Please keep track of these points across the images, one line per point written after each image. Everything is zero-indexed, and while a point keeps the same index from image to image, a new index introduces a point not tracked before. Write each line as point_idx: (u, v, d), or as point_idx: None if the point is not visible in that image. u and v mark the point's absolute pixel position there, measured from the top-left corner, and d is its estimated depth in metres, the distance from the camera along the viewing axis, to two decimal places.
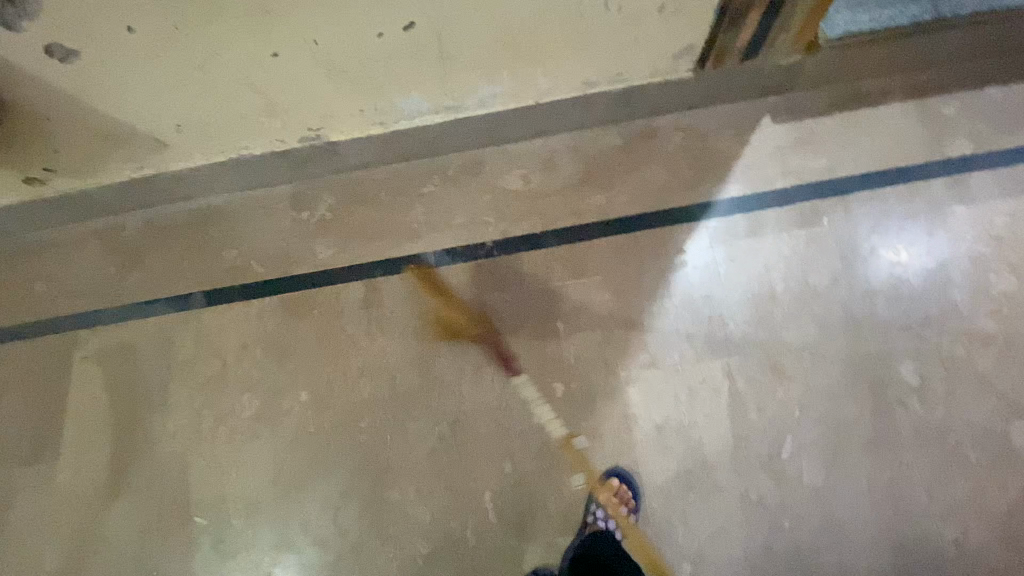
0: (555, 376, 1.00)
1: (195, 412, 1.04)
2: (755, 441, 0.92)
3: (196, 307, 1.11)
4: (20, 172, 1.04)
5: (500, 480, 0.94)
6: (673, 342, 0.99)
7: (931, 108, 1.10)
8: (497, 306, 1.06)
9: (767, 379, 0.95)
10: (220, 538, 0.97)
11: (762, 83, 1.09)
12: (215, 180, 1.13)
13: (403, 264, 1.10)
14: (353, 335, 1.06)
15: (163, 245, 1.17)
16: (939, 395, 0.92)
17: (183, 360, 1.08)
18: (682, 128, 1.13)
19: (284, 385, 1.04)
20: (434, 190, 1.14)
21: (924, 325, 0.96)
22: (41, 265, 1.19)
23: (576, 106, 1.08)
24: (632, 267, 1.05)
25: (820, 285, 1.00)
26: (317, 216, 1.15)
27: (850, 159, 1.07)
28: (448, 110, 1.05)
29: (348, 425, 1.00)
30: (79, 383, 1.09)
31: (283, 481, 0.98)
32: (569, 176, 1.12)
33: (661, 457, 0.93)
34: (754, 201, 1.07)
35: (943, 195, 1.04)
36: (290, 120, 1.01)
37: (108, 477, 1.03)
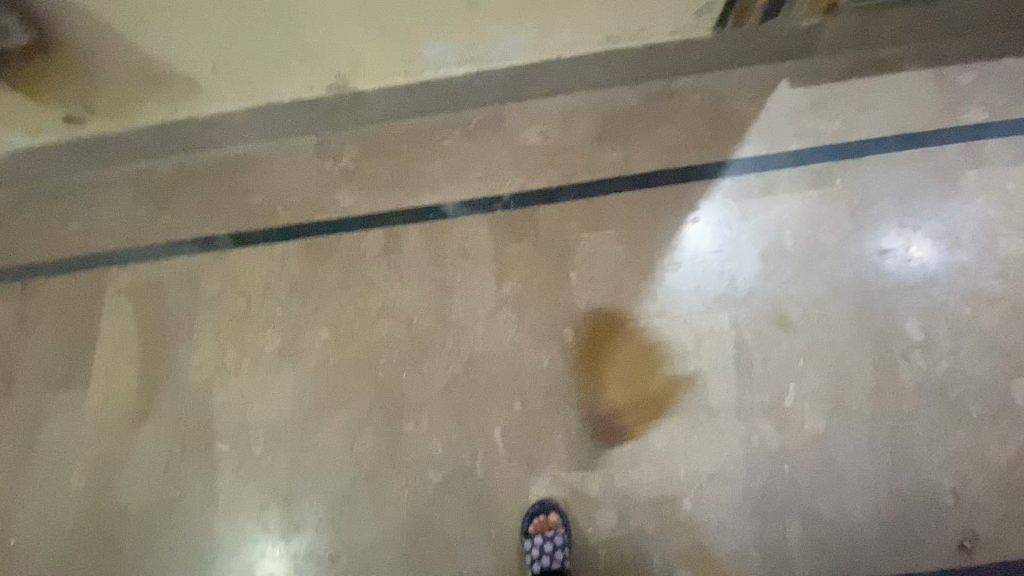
0: (567, 322, 1.03)
1: (219, 345, 1.09)
2: (759, 388, 0.94)
3: (222, 248, 1.15)
4: (62, 111, 1.09)
5: (509, 417, 0.98)
6: (682, 293, 1.02)
7: (948, 76, 1.11)
8: (511, 255, 1.09)
9: (774, 331, 0.97)
10: (239, 463, 1.01)
11: (780, 47, 1.11)
12: (244, 126, 1.17)
13: (422, 212, 1.14)
14: (371, 278, 1.10)
15: (192, 189, 1.21)
16: (942, 350, 0.94)
17: (209, 297, 1.12)
18: (699, 90, 1.15)
19: (304, 322, 1.08)
20: (455, 144, 1.17)
21: (931, 284, 0.98)
22: (76, 205, 1.24)
23: (596, 63, 1.11)
24: (646, 221, 1.08)
25: (830, 243, 1.02)
26: (341, 165, 1.18)
27: (864, 123, 1.09)
28: (471, 62, 1.08)
29: (366, 361, 1.04)
30: (111, 315, 1.14)
31: (301, 411, 1.02)
32: (587, 133, 1.15)
33: (665, 401, 0.96)
34: (768, 161, 1.09)
35: (955, 160, 1.05)
36: (319, 66, 1.05)
37: (134, 403, 1.07)
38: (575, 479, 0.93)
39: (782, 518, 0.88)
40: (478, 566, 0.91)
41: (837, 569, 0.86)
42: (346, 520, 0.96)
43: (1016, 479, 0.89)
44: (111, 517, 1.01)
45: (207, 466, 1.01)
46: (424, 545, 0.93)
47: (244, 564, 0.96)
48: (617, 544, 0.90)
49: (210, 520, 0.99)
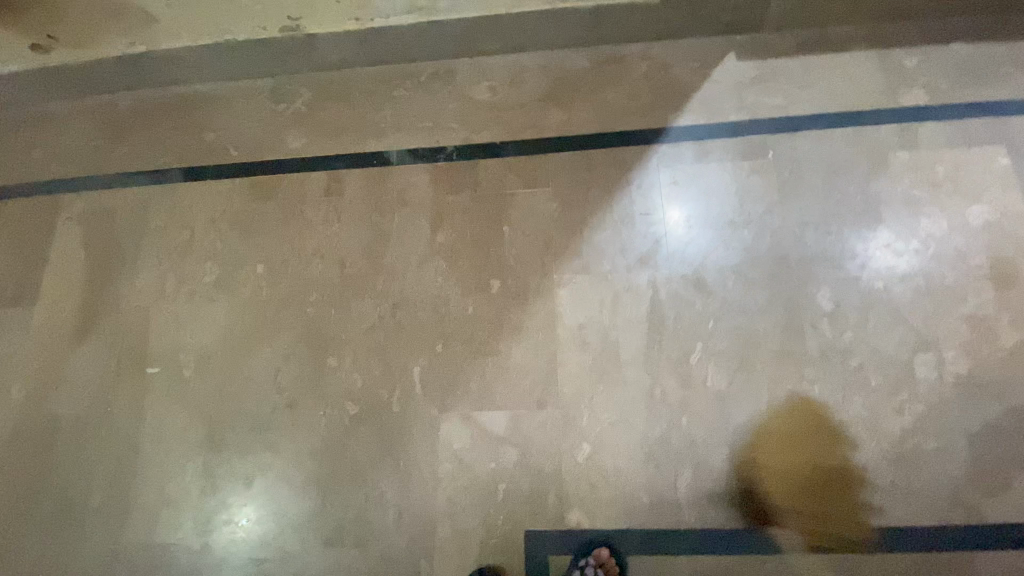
0: (494, 272, 1.06)
1: (161, 273, 1.12)
2: (668, 345, 0.97)
3: (173, 181, 1.19)
4: (28, 38, 1.15)
5: (429, 357, 1.02)
6: (606, 252, 1.04)
7: (893, 58, 1.12)
8: (449, 205, 1.12)
9: (689, 292, 1.00)
10: (169, 385, 1.05)
11: (728, 18, 1.12)
12: (201, 64, 1.20)
13: (367, 159, 1.16)
14: (312, 218, 1.13)
15: (149, 123, 1.24)
16: (850, 321, 0.97)
17: (156, 227, 1.16)
18: (648, 57, 1.16)
19: (243, 256, 1.11)
20: (405, 95, 1.19)
21: (848, 257, 1.00)
22: (38, 133, 1.27)
23: (545, 22, 1.13)
24: (581, 181, 1.10)
25: (755, 213, 1.04)
26: (293, 108, 1.21)
27: (805, 98, 1.10)
28: (421, 11, 1.10)
29: (298, 297, 1.08)
30: (62, 239, 1.18)
31: (233, 340, 1.06)
32: (534, 92, 1.17)
33: (578, 352, 0.99)
34: (706, 130, 1.10)
35: (889, 140, 1.06)
36: (270, 4, 1.09)
37: (76, 323, 1.11)
38: (484, 419, 0.97)
39: (674, 469, 0.92)
40: (383, 494, 0.95)
41: (722, 519, 0.90)
42: (263, 444, 1.00)
43: (908, 448, 0.91)
44: (43, 427, 1.06)
45: (137, 385, 1.05)
46: (334, 471, 0.97)
47: (163, 479, 1.00)
48: (516, 482, 0.94)
49: (136, 436, 1.03)
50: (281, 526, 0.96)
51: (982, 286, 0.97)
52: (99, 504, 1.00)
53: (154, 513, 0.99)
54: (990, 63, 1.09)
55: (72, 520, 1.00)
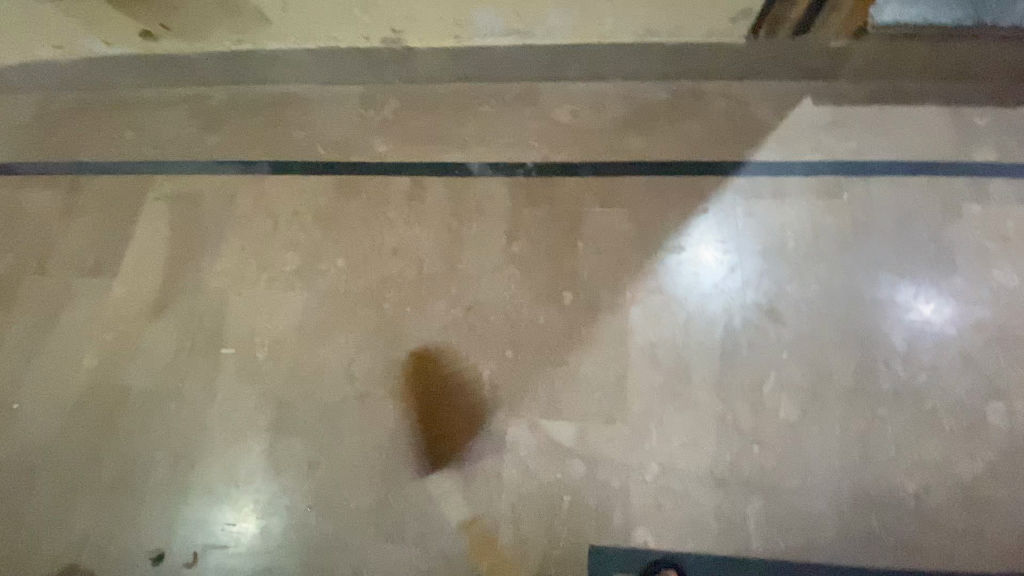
0: (567, 285, 1.07)
1: (242, 258, 1.16)
2: (741, 372, 0.98)
3: (261, 173, 1.24)
4: (141, 26, 1.20)
5: (499, 362, 1.02)
6: (681, 275, 1.06)
7: (965, 116, 1.16)
8: (526, 218, 1.15)
9: (764, 323, 1.01)
10: (242, 367, 1.07)
11: (807, 65, 1.17)
12: (300, 67, 1.26)
13: (449, 168, 1.21)
14: (393, 219, 1.17)
15: (242, 117, 1.31)
16: (923, 364, 0.98)
17: (241, 214, 1.20)
18: (727, 95, 1.21)
19: (324, 249, 1.15)
20: (489, 111, 1.25)
21: (922, 301, 1.02)
22: (134, 116, 1.34)
23: (633, 55, 1.18)
24: (657, 205, 1.13)
25: (829, 250, 1.06)
26: (381, 115, 1.27)
27: (879, 146, 1.14)
28: (517, 35, 1.16)
29: (374, 293, 1.10)
30: (148, 218, 1.22)
31: (308, 328, 1.08)
32: (614, 119, 1.22)
33: (650, 370, 0.99)
34: (782, 167, 1.14)
35: (961, 192, 1.09)
36: (378, 18, 1.13)
37: (155, 299, 1.14)
38: (552, 429, 0.97)
39: (743, 496, 0.91)
40: (447, 495, 0.95)
41: (790, 551, 0.89)
42: (330, 433, 1.01)
43: (982, 497, 0.90)
44: (112, 398, 1.07)
45: (210, 365, 1.07)
46: (399, 467, 0.97)
47: (227, 459, 1.01)
48: (582, 494, 0.93)
49: (204, 414, 1.04)
50: (341, 517, 0.96)
51: None
52: (161, 478, 1.01)
53: (215, 491, 0.99)
54: None
55: (132, 492, 1.00)
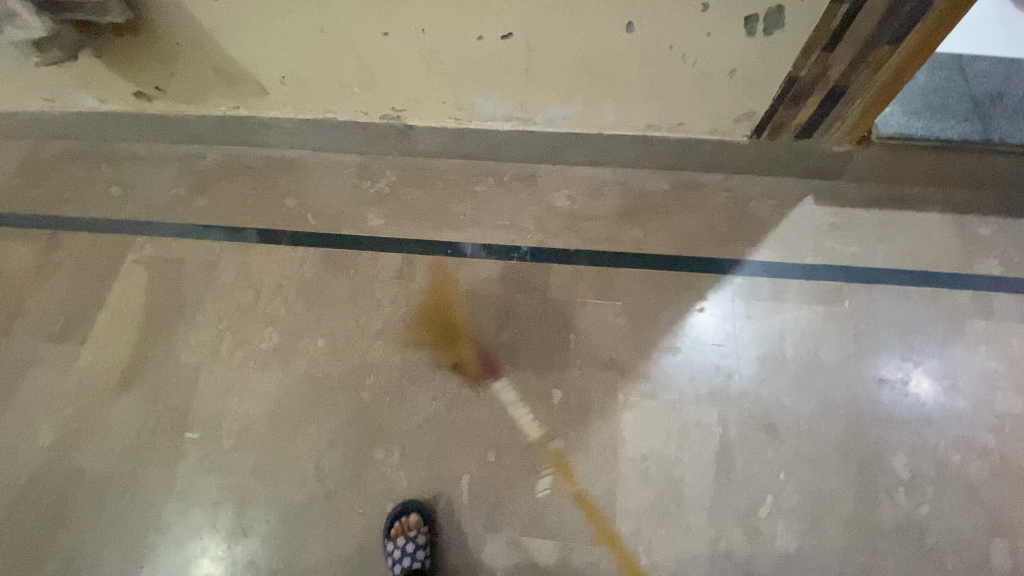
0: (557, 382, 1.02)
1: (218, 333, 1.11)
2: (736, 493, 0.93)
3: (247, 241, 1.20)
4: (135, 88, 1.16)
5: (480, 466, 0.97)
6: (676, 380, 1.02)
7: (968, 226, 1.14)
8: (518, 305, 1.11)
9: (761, 437, 0.97)
10: (205, 454, 1.00)
11: (809, 165, 1.16)
12: (297, 134, 1.24)
13: (441, 247, 1.18)
14: (380, 299, 1.13)
15: (234, 180, 1.28)
16: (927, 493, 0.93)
17: (222, 284, 1.16)
18: (727, 189, 1.20)
19: (306, 327, 1.10)
20: (486, 191, 1.24)
21: (923, 423, 0.98)
22: (122, 172, 1.31)
23: (634, 145, 1.17)
24: (654, 300, 1.09)
25: (829, 361, 1.03)
26: (377, 187, 1.25)
27: (880, 253, 1.12)
28: (519, 121, 1.14)
29: (353, 379, 1.05)
30: (125, 282, 1.17)
31: (280, 415, 1.02)
32: (612, 207, 1.20)
33: (640, 485, 0.94)
34: (782, 269, 1.11)
35: (962, 306, 1.06)
36: (379, 97, 1.11)
37: (122, 372, 1.08)
38: (532, 546, 0.91)
39: None
40: None
41: None
42: (294, 537, 0.94)
43: None
44: (63, 480, 1.00)
45: (172, 449, 1.01)
46: None
47: (180, 560, 0.93)
48: None
49: (160, 505, 0.97)
50: None
51: None
52: None
53: None
54: None
55: None
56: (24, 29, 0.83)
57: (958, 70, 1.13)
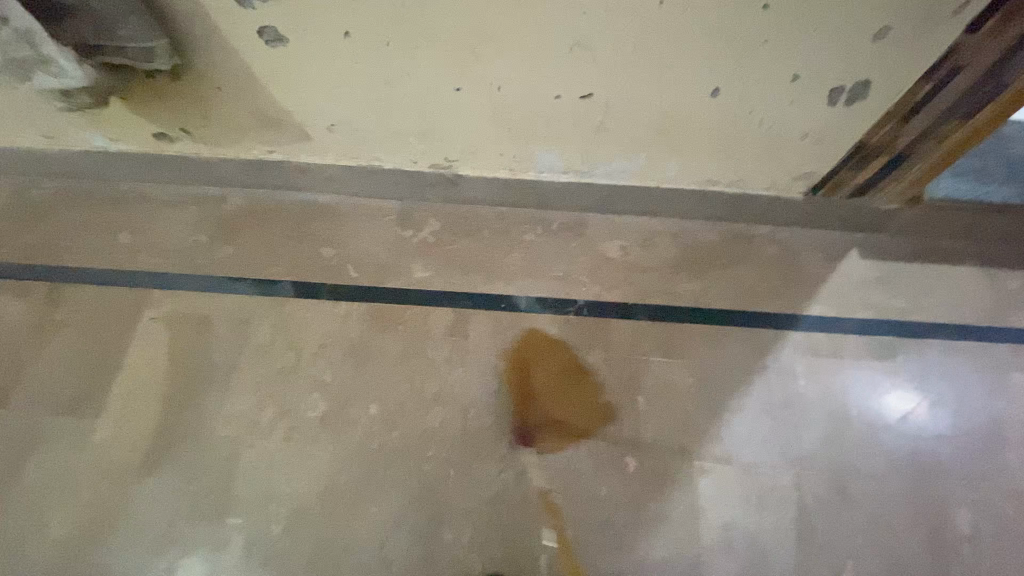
0: (629, 448, 0.99)
1: (258, 401, 1.01)
2: (817, 561, 0.92)
3: (282, 296, 1.11)
4: (158, 129, 1.06)
5: (558, 544, 0.92)
6: (749, 443, 1.01)
7: (999, 280, 1.17)
8: (580, 364, 1.06)
9: (834, 500, 0.97)
10: (254, 542, 0.91)
11: (856, 220, 1.18)
12: (334, 179, 1.16)
13: (494, 302, 1.12)
14: (434, 359, 1.06)
15: (261, 226, 1.18)
16: (992, 551, 0.94)
17: (257, 345, 1.06)
18: (777, 241, 1.20)
19: (355, 393, 1.02)
20: (536, 241, 1.19)
21: (984, 479, 1.00)
22: (131, 215, 1.18)
23: (688, 198, 1.16)
24: (718, 358, 1.08)
25: (891, 419, 1.04)
26: (420, 236, 1.18)
27: (925, 306, 1.15)
28: (575, 172, 1.12)
29: (412, 451, 0.98)
30: (143, 344, 1.06)
31: (336, 494, 0.94)
32: (665, 258, 1.18)
33: (724, 557, 0.92)
34: (836, 323, 1.12)
35: (1003, 359, 1.10)
36: (434, 147, 1.06)
37: (148, 449, 0.97)
38: None
39: None
40: None
41: None
42: None
43: None
44: None
45: (215, 538, 0.91)
46: None
47: None
48: None
49: None
50: None
51: None
52: None
53: None
54: None
55: None
56: (58, 77, 0.74)
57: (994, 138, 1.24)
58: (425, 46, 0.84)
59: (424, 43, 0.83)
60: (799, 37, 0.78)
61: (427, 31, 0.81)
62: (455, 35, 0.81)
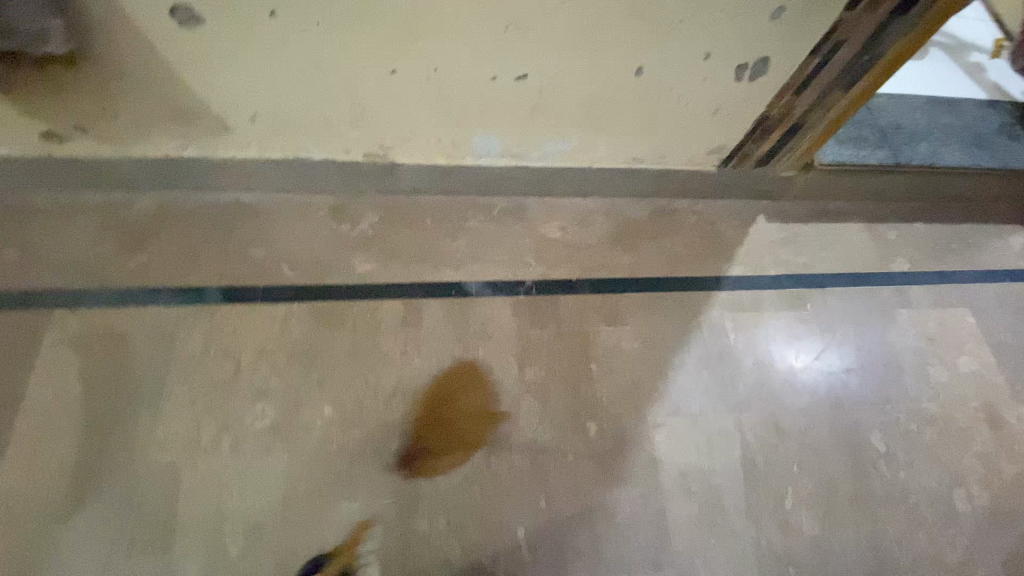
0: (590, 414, 1.03)
1: (196, 417, 0.93)
2: (766, 493, 1.02)
3: (211, 303, 1.03)
4: (46, 128, 0.95)
5: (533, 515, 0.94)
6: (695, 395, 1.08)
7: (879, 232, 1.37)
8: (535, 341, 1.09)
9: (771, 436, 1.08)
10: (209, 567, 0.83)
11: (762, 189, 1.32)
12: (260, 176, 1.10)
13: (442, 290, 1.12)
14: (387, 352, 1.04)
15: (178, 231, 1.08)
16: (901, 461, 1.10)
17: (188, 358, 0.97)
18: (697, 212, 1.31)
19: (306, 396, 0.97)
20: (478, 226, 1.20)
21: (886, 401, 1.16)
22: (16, 230, 1.04)
23: (618, 177, 1.23)
24: (659, 322, 1.15)
25: (808, 360, 1.17)
26: (359, 230, 1.15)
27: (824, 259, 1.31)
28: (512, 156, 1.14)
29: (376, 446, 0.95)
30: (49, 371, 0.93)
31: (297, 502, 0.89)
32: (601, 235, 1.24)
33: (685, 501, 0.99)
34: (755, 281, 1.24)
35: (890, 299, 1.28)
36: (368, 136, 1.04)
37: (71, 485, 0.87)
38: None
39: None
40: None
41: None
42: None
43: None
44: None
45: (162, 570, 0.82)
46: None
47: None
48: None
49: None
50: None
51: (983, 426, 1.16)
52: None
53: None
54: (944, 241, 1.38)
55: None
56: None
57: (868, 106, 1.38)
58: (357, 27, 0.81)
59: (357, 23, 0.81)
60: (710, 17, 0.86)
61: (360, 12, 0.79)
62: (391, 14, 0.80)
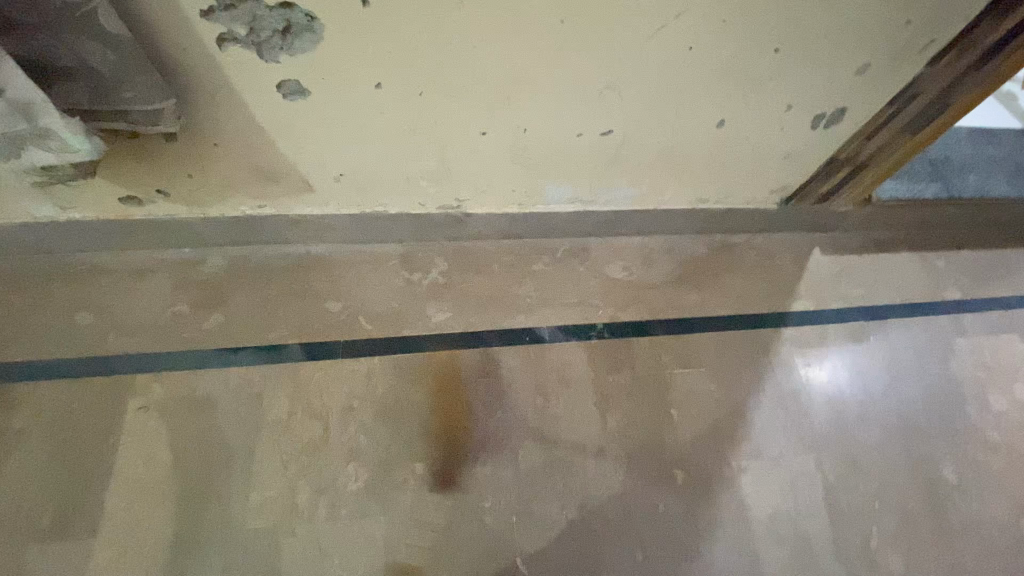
0: (674, 461, 1.04)
1: (289, 482, 0.92)
2: (850, 533, 1.03)
3: (292, 361, 1.02)
4: (127, 192, 0.93)
5: (629, 567, 0.94)
6: (773, 435, 1.10)
7: (929, 260, 1.39)
8: (613, 387, 1.09)
9: (850, 474, 1.09)
10: None
11: (816, 222, 1.34)
12: (332, 229, 1.09)
13: (517, 336, 1.12)
14: (471, 405, 1.03)
15: (252, 286, 1.07)
16: (974, 493, 1.12)
17: (275, 420, 0.97)
18: (755, 247, 1.32)
19: (396, 455, 0.97)
20: (545, 269, 1.20)
21: (954, 432, 1.17)
22: (89, 293, 1.02)
23: (680, 216, 1.24)
24: (731, 361, 1.16)
25: (876, 394, 1.19)
26: (429, 278, 1.15)
27: (879, 290, 1.33)
28: (581, 202, 1.15)
29: (470, 503, 0.95)
30: (136, 439, 0.92)
31: (398, 565, 0.89)
32: (665, 273, 1.25)
33: (774, 545, 1.00)
34: (817, 316, 1.26)
35: (946, 328, 1.30)
36: (447, 189, 1.04)
37: (169, 559, 0.85)
38: None
39: None
40: None
41: None
42: None
43: None
44: None
45: None
46: None
47: None
48: None
49: None
50: None
51: None
52: None
53: None
54: (992, 268, 1.40)
55: None
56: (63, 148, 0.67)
57: None
58: (458, 94, 0.82)
59: (458, 91, 0.81)
60: (796, 74, 0.87)
61: (463, 81, 0.80)
62: (493, 82, 0.81)
